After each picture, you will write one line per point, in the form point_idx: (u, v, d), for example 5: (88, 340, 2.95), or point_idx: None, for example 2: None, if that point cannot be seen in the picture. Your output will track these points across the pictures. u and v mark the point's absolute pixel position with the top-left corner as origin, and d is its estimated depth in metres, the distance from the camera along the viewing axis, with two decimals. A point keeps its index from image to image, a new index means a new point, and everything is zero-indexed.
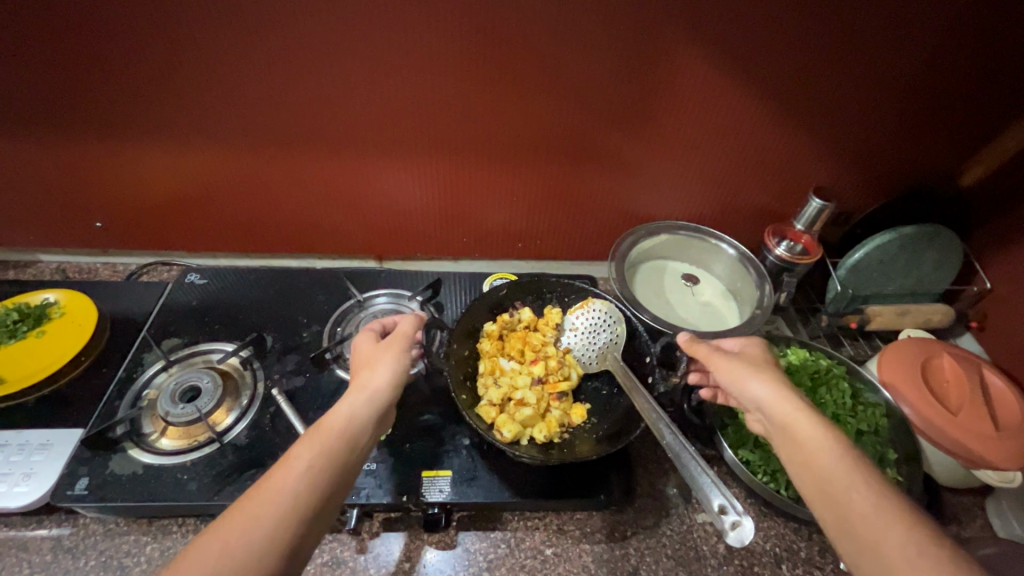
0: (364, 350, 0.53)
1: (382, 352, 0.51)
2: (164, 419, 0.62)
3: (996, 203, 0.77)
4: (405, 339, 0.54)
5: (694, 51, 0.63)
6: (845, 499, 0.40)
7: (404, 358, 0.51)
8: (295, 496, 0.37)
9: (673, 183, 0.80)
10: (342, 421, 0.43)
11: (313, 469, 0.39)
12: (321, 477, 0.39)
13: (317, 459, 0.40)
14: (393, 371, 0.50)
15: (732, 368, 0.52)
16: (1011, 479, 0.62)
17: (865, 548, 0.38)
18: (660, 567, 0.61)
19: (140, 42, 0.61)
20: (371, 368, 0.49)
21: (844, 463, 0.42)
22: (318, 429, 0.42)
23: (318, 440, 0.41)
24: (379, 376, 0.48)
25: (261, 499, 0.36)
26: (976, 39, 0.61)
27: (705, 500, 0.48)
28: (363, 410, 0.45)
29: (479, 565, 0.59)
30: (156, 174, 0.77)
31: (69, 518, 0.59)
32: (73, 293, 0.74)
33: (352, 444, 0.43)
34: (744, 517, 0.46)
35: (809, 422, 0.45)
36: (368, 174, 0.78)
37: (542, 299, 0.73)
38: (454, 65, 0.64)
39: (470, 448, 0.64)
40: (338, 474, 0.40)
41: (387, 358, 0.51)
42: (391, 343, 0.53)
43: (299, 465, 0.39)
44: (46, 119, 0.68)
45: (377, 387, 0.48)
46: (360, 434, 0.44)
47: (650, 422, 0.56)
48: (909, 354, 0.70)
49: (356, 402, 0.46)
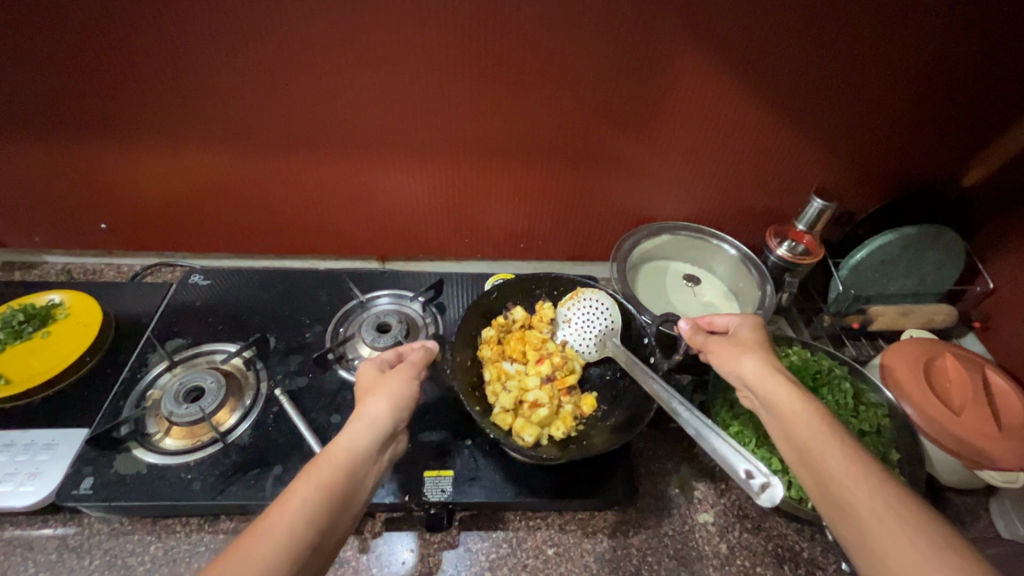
0: (369, 378, 0.52)
1: (387, 379, 0.51)
2: (168, 419, 0.62)
3: (999, 203, 0.77)
4: (411, 367, 0.54)
5: (695, 52, 0.63)
6: (820, 464, 0.41)
7: (410, 385, 0.51)
8: (292, 533, 0.36)
9: (675, 183, 0.80)
10: (343, 452, 0.43)
11: (312, 506, 0.38)
12: (319, 515, 0.38)
13: (315, 494, 0.39)
14: (398, 396, 0.49)
15: (723, 350, 0.53)
16: (1015, 479, 0.61)
17: (840, 510, 0.38)
18: (662, 567, 0.61)
19: (143, 44, 0.61)
20: (375, 395, 0.49)
21: (823, 431, 0.42)
22: (319, 462, 0.42)
23: (318, 474, 0.41)
24: (383, 404, 0.48)
25: (256, 537, 0.36)
26: (978, 39, 0.61)
27: (730, 469, 0.45)
28: (365, 440, 0.45)
29: (482, 564, 0.60)
30: (161, 176, 0.77)
31: (74, 517, 0.60)
32: (78, 294, 0.75)
33: (353, 479, 0.42)
34: (772, 478, 0.42)
35: (789, 394, 0.46)
36: (371, 175, 0.78)
37: (532, 295, 0.72)
38: (455, 66, 0.65)
39: (472, 447, 0.64)
40: (337, 511, 0.40)
41: (393, 386, 0.50)
42: (397, 370, 0.53)
43: (297, 500, 0.38)
44: (53, 121, 0.69)
45: (381, 416, 0.47)
46: (362, 466, 0.43)
47: (664, 403, 0.55)
48: (910, 355, 0.70)
49: (357, 432, 0.45)
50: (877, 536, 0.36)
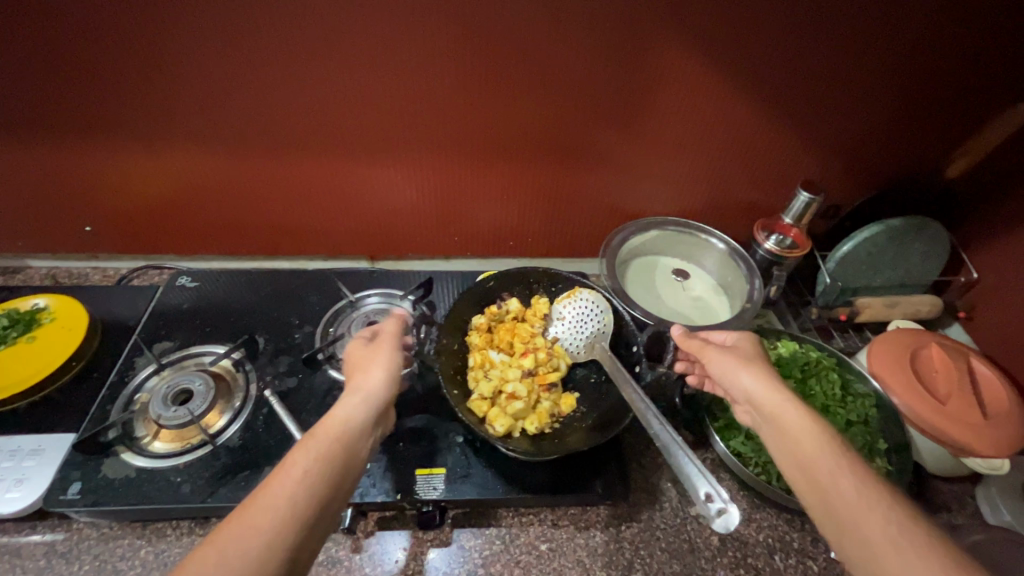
0: (355, 352, 0.53)
1: (375, 352, 0.52)
2: (156, 422, 0.61)
3: (982, 194, 0.78)
4: (395, 338, 0.55)
5: (680, 47, 0.63)
6: (831, 486, 0.41)
7: (398, 356, 0.52)
8: (291, 502, 0.37)
9: (663, 178, 0.80)
10: (340, 422, 0.44)
11: (311, 475, 0.39)
12: (319, 483, 0.39)
13: (314, 465, 0.40)
14: (387, 368, 0.50)
15: (722, 361, 0.52)
16: (999, 466, 0.63)
17: (851, 533, 0.38)
18: (654, 561, 0.62)
19: (124, 44, 0.60)
20: (366, 367, 0.50)
21: (830, 454, 0.42)
22: (315, 433, 0.42)
23: (314, 445, 0.41)
24: (374, 374, 0.49)
25: (254, 509, 0.36)
26: (958, 32, 0.62)
27: (692, 489, 0.48)
28: (361, 410, 0.45)
29: (475, 561, 0.60)
30: (147, 177, 0.76)
31: (63, 523, 0.59)
32: (64, 298, 0.74)
33: (351, 447, 0.43)
34: (730, 504, 0.45)
35: (795, 412, 0.46)
36: (359, 174, 0.78)
37: (530, 289, 0.71)
38: (441, 64, 0.65)
39: (464, 445, 0.64)
40: (336, 478, 0.40)
41: (381, 358, 0.51)
42: (383, 342, 0.53)
43: (295, 472, 0.39)
44: (35, 123, 0.68)
45: (373, 387, 0.48)
46: (359, 436, 0.44)
47: (639, 413, 0.56)
48: (898, 345, 0.70)
49: (352, 404, 0.46)
50: (888, 561, 0.36)
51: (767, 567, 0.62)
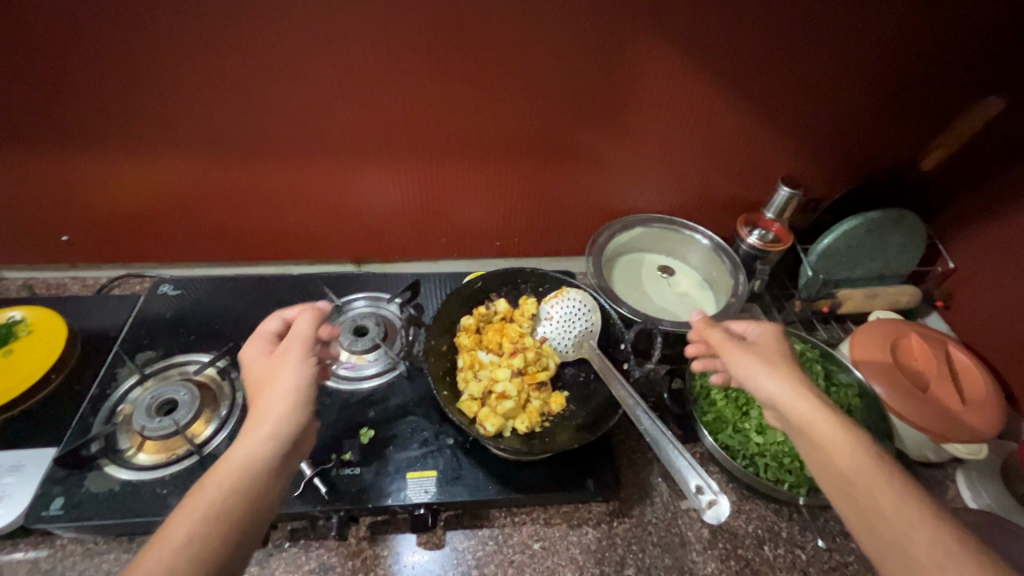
0: (259, 370, 0.50)
1: (276, 369, 0.48)
2: (140, 434, 0.60)
3: (957, 185, 0.79)
4: (304, 345, 0.50)
5: (658, 46, 0.64)
6: (870, 502, 0.41)
7: (302, 369, 0.48)
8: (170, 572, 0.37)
9: (647, 175, 0.81)
10: (237, 468, 0.42)
11: (192, 539, 0.38)
12: (201, 546, 0.39)
13: (200, 525, 0.39)
14: (293, 388, 0.47)
15: (744, 361, 0.51)
16: (979, 451, 0.65)
17: (890, 550, 0.39)
18: (647, 555, 0.62)
19: (95, 48, 0.59)
20: (267, 392, 0.47)
21: (863, 466, 0.43)
22: (204, 486, 0.41)
23: (202, 502, 0.40)
24: (275, 401, 0.46)
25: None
26: (928, 28, 0.63)
27: (682, 482, 0.51)
28: (263, 447, 0.44)
29: (468, 563, 0.60)
30: (124, 184, 0.75)
31: (46, 540, 0.58)
32: (41, 310, 0.72)
33: (247, 494, 0.42)
34: (720, 497, 0.49)
35: (828, 423, 0.45)
36: (342, 177, 0.77)
37: (518, 289, 0.71)
38: (421, 66, 0.64)
39: (454, 447, 0.63)
40: (229, 533, 0.40)
41: (285, 377, 0.48)
42: (286, 353, 0.49)
43: (183, 533, 0.39)
44: (5, 131, 0.66)
45: (277, 414, 0.46)
46: (260, 476, 0.43)
47: (628, 409, 0.57)
48: (879, 335, 0.72)
49: (254, 439, 0.44)
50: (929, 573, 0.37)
51: (757, 558, 0.63)
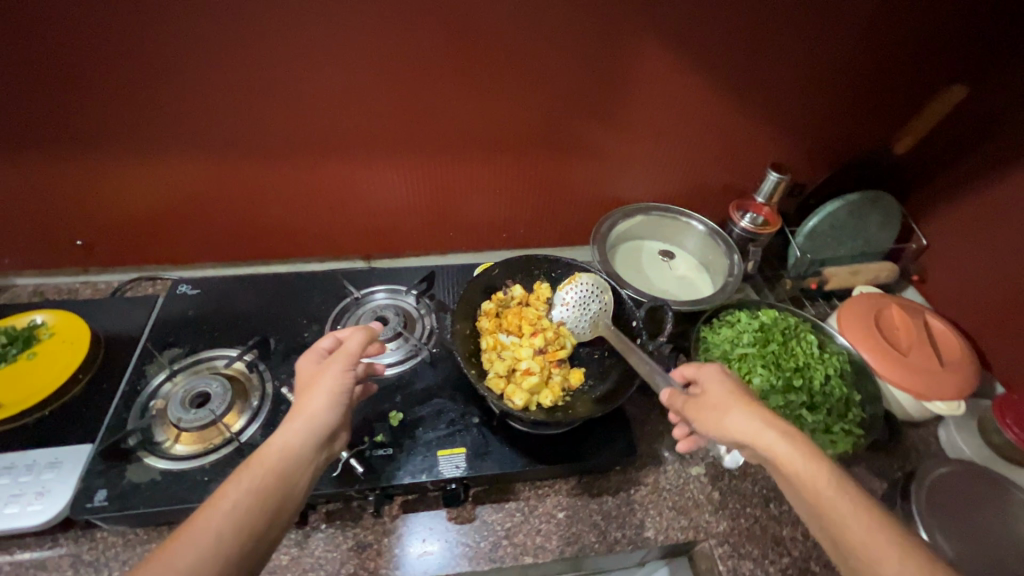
0: (305, 371, 0.54)
1: (320, 372, 0.53)
2: (177, 426, 0.62)
3: (926, 168, 0.86)
4: (349, 356, 0.54)
5: (656, 43, 0.69)
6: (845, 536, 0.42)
7: (343, 378, 0.53)
8: (219, 534, 0.41)
9: (645, 166, 0.86)
10: (278, 454, 0.47)
11: (241, 505, 0.43)
12: (246, 514, 0.43)
13: (245, 497, 0.44)
14: (333, 394, 0.52)
15: (705, 417, 0.53)
16: (958, 407, 0.70)
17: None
18: (663, 518, 0.67)
19: (121, 51, 0.61)
20: (310, 390, 0.52)
21: (834, 493, 0.44)
22: (250, 466, 0.46)
23: (248, 477, 0.45)
24: (318, 400, 0.51)
25: (184, 539, 0.40)
26: (897, 24, 0.70)
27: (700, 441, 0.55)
28: (302, 438, 0.49)
29: (498, 533, 0.64)
30: (142, 187, 0.77)
31: (86, 533, 0.60)
32: (63, 313, 0.73)
33: (285, 478, 0.46)
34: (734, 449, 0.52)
35: (796, 459, 0.46)
36: (356, 174, 0.80)
37: (532, 276, 0.75)
38: (436, 65, 0.68)
39: (481, 425, 0.67)
40: (269, 509, 0.44)
41: (327, 380, 0.53)
42: (332, 359, 0.54)
43: (226, 505, 0.43)
44: (27, 136, 0.68)
45: (316, 412, 0.50)
46: (296, 465, 0.48)
47: (647, 374, 0.61)
48: (863, 307, 0.79)
49: (294, 430, 0.49)
50: None
51: (763, 514, 0.68)
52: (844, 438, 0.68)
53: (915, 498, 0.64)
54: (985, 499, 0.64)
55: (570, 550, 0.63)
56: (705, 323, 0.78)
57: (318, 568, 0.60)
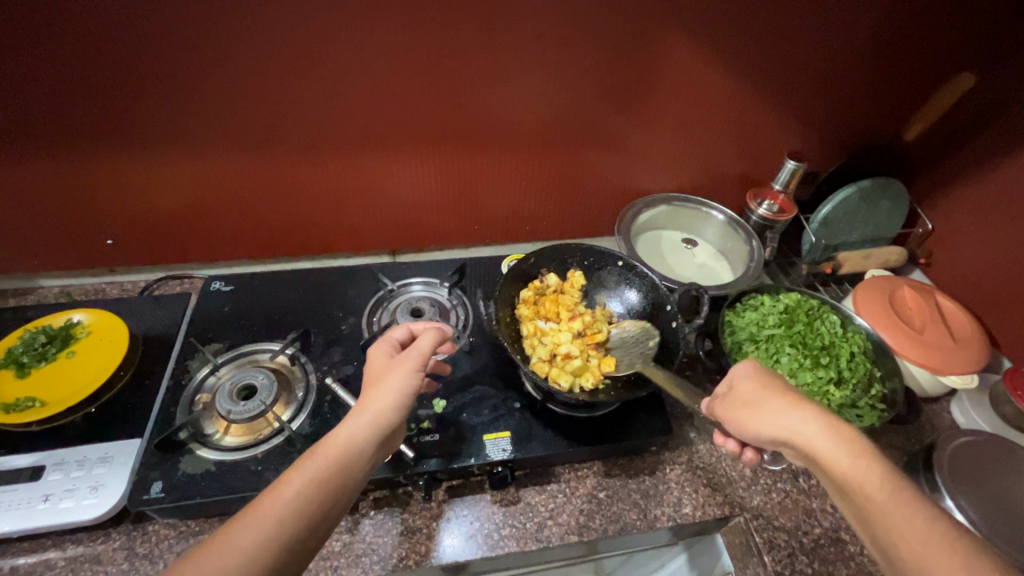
0: (377, 364, 0.55)
1: (390, 369, 0.53)
2: (226, 418, 0.63)
3: (930, 156, 0.91)
4: (420, 357, 0.54)
5: (681, 38, 0.72)
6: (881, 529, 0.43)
7: (412, 380, 0.53)
8: (280, 521, 0.42)
9: (664, 158, 0.89)
10: (341, 446, 0.47)
11: (302, 495, 0.44)
12: (306, 504, 0.43)
13: (306, 486, 0.44)
14: (399, 392, 0.52)
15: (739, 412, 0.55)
16: (971, 380, 0.74)
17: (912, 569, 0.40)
18: (700, 495, 0.69)
19: (168, 49, 0.62)
20: (379, 385, 0.52)
21: (867, 480, 0.44)
22: (313, 455, 0.47)
23: (312, 467, 0.46)
24: (385, 397, 0.51)
25: (247, 522, 0.41)
26: (905, 18, 0.74)
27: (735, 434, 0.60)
28: (364, 433, 0.49)
29: (543, 514, 0.66)
30: (175, 185, 0.77)
31: (138, 527, 0.60)
32: (99, 312, 0.73)
33: (346, 472, 0.46)
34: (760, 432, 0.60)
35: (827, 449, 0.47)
36: (386, 170, 0.82)
37: (566, 264, 0.77)
38: (471, 61, 0.70)
39: (523, 410, 0.69)
40: (327, 502, 0.45)
41: (396, 377, 0.53)
42: (404, 357, 0.54)
43: (288, 492, 0.43)
44: (63, 135, 0.68)
45: (382, 410, 0.50)
46: (357, 460, 0.47)
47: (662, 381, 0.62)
48: (879, 290, 0.82)
49: (357, 424, 0.49)
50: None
51: (794, 488, 0.71)
52: (869, 411, 0.71)
53: (937, 465, 0.67)
54: (1001, 463, 0.68)
55: (613, 528, 0.65)
56: (730, 307, 0.81)
57: (371, 553, 0.61)
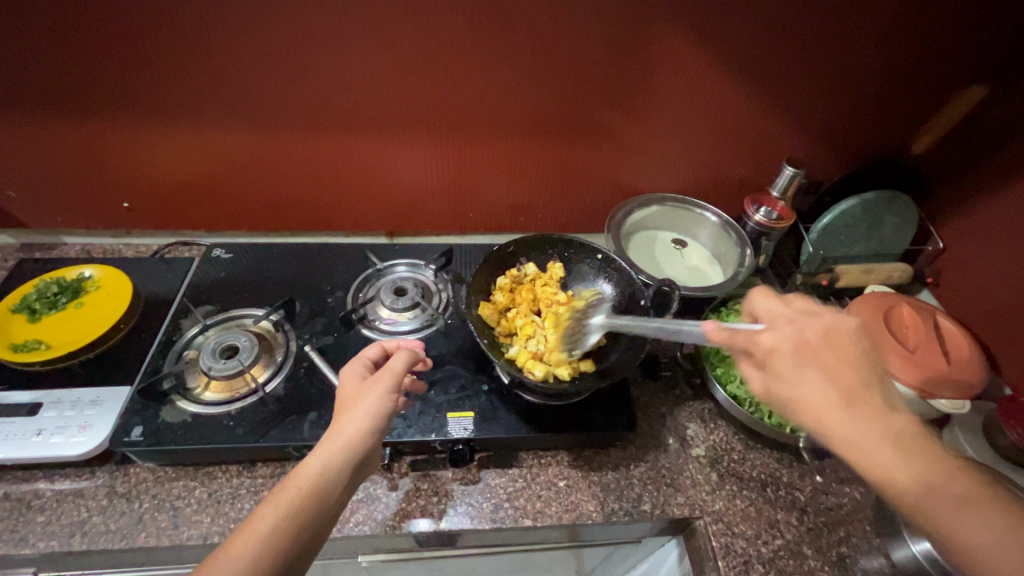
0: (349, 389, 0.54)
1: (363, 393, 0.53)
2: (207, 374, 0.67)
3: (943, 172, 0.87)
4: (393, 377, 0.54)
5: (676, 38, 0.72)
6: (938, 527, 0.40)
7: (386, 400, 0.52)
8: (254, 560, 0.43)
9: (661, 157, 0.88)
10: (313, 476, 0.47)
11: (276, 530, 0.44)
12: (280, 537, 0.44)
13: (280, 520, 0.45)
14: (371, 417, 0.51)
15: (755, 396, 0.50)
16: (963, 406, 0.72)
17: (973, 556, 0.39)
18: (661, 494, 0.69)
19: (179, 28, 0.66)
20: (351, 410, 0.51)
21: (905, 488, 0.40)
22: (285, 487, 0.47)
23: (282, 500, 0.46)
24: (358, 422, 0.50)
25: (219, 565, 0.42)
26: (914, 27, 0.71)
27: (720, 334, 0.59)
28: (337, 462, 0.48)
29: (501, 496, 0.67)
30: (185, 157, 0.82)
31: (119, 468, 0.64)
32: (108, 269, 0.78)
33: (320, 499, 0.47)
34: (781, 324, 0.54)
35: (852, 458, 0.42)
36: (383, 154, 0.85)
37: (547, 255, 0.79)
38: (463, 53, 0.72)
39: (490, 393, 0.70)
40: (303, 533, 0.45)
41: (368, 400, 0.52)
42: (375, 380, 0.54)
43: (261, 530, 0.44)
44: (86, 102, 0.73)
45: (354, 436, 0.50)
46: (328, 489, 0.47)
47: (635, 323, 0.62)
48: (876, 306, 0.79)
49: (331, 451, 0.49)
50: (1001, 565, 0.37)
51: (760, 498, 0.70)
52: None
53: None
54: None
55: (569, 516, 0.66)
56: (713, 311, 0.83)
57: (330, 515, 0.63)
